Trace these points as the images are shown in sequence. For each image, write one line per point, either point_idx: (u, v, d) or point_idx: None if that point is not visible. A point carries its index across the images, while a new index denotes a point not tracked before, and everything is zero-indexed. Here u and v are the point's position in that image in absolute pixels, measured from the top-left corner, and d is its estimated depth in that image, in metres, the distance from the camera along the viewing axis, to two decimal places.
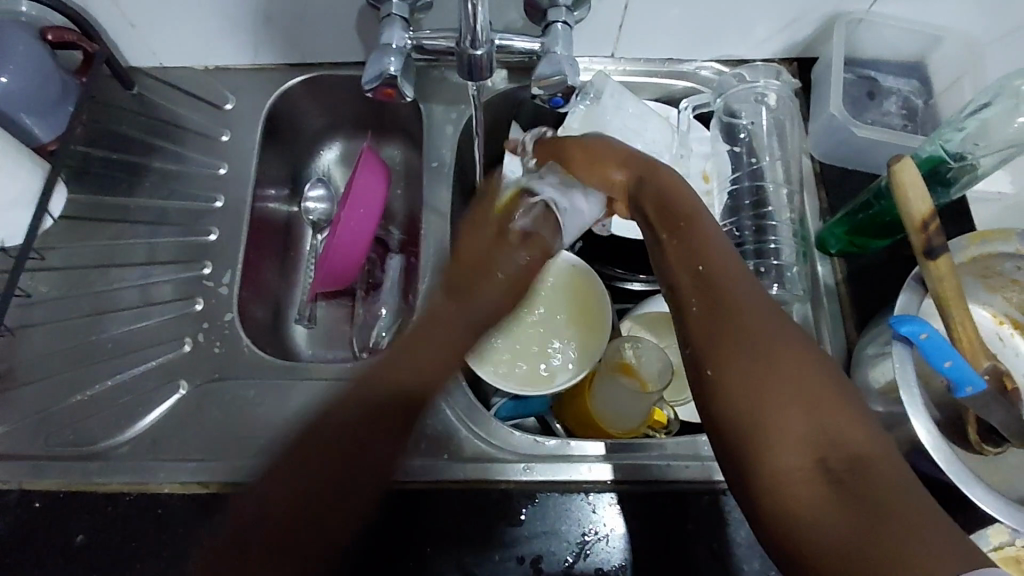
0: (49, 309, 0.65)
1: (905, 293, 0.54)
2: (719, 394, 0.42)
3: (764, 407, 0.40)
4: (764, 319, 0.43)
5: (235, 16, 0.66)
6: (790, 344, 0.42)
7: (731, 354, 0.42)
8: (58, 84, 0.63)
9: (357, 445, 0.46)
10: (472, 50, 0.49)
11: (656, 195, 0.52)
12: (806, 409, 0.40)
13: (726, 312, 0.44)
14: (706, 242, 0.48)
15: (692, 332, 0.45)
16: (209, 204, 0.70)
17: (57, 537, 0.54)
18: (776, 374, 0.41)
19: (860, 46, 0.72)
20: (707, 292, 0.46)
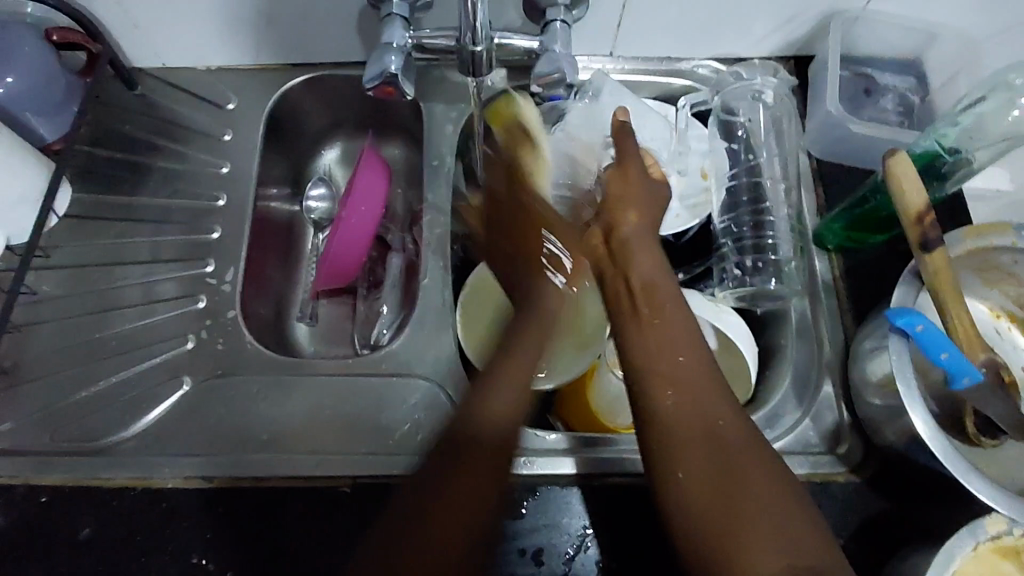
0: (52, 306, 0.65)
1: (902, 287, 0.54)
2: (692, 496, 0.46)
3: (741, 510, 0.44)
4: (736, 431, 0.49)
5: (239, 17, 0.67)
6: (755, 453, 0.48)
7: (702, 455, 0.47)
8: (62, 84, 0.63)
9: (444, 481, 0.47)
10: (472, 47, 0.50)
11: (643, 274, 0.57)
12: (775, 513, 0.44)
13: (699, 419, 0.49)
14: (676, 335, 0.54)
15: (666, 430, 0.49)
16: (212, 203, 0.71)
17: (64, 531, 0.55)
18: (747, 481, 0.46)
19: (857, 43, 0.72)
20: (686, 395, 0.51)
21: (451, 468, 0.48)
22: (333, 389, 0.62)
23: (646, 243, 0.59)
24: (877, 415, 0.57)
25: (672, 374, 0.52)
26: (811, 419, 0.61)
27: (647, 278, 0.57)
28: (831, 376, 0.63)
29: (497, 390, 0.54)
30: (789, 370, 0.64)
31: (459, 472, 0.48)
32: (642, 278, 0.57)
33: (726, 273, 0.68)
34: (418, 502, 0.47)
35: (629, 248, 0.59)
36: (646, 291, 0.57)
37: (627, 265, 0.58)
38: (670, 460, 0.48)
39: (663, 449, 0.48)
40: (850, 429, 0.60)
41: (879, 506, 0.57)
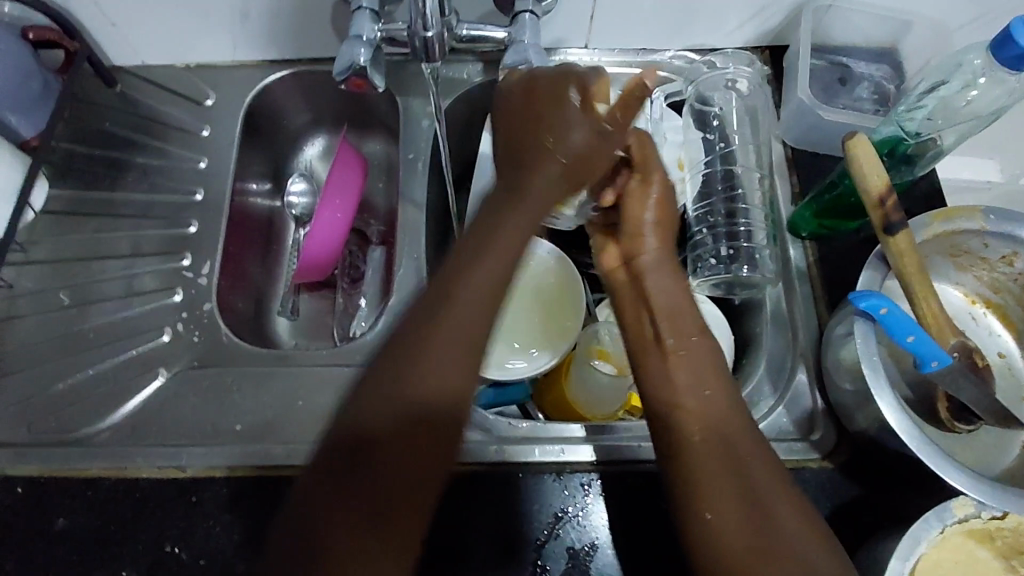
0: (32, 300, 0.66)
1: (868, 271, 0.55)
2: (720, 537, 0.44)
3: (769, 552, 0.43)
4: (752, 453, 0.48)
5: (213, 13, 0.67)
6: (775, 488, 0.46)
7: (726, 488, 0.46)
8: (40, 81, 0.64)
9: (352, 475, 0.41)
10: (424, 34, 0.52)
11: (671, 302, 0.56)
12: (803, 552, 0.43)
13: (723, 450, 0.48)
14: (700, 364, 0.53)
15: (695, 467, 0.47)
16: (190, 197, 0.71)
17: (39, 521, 0.55)
18: (772, 517, 0.44)
19: (830, 32, 0.73)
20: (713, 430, 0.49)
21: (354, 458, 0.42)
22: (309, 380, 0.62)
23: (669, 271, 0.58)
24: (848, 401, 0.57)
25: (696, 407, 0.51)
26: (785, 406, 0.61)
27: (671, 307, 0.56)
28: (805, 363, 0.62)
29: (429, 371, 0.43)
30: (763, 357, 0.64)
31: (374, 464, 0.42)
32: (665, 306, 0.56)
33: (703, 263, 0.68)
34: (343, 499, 0.41)
35: (656, 274, 0.58)
36: (671, 320, 0.56)
37: (644, 293, 0.58)
38: (694, 499, 0.46)
39: (686, 486, 0.47)
40: (824, 416, 0.60)
41: (851, 492, 0.57)
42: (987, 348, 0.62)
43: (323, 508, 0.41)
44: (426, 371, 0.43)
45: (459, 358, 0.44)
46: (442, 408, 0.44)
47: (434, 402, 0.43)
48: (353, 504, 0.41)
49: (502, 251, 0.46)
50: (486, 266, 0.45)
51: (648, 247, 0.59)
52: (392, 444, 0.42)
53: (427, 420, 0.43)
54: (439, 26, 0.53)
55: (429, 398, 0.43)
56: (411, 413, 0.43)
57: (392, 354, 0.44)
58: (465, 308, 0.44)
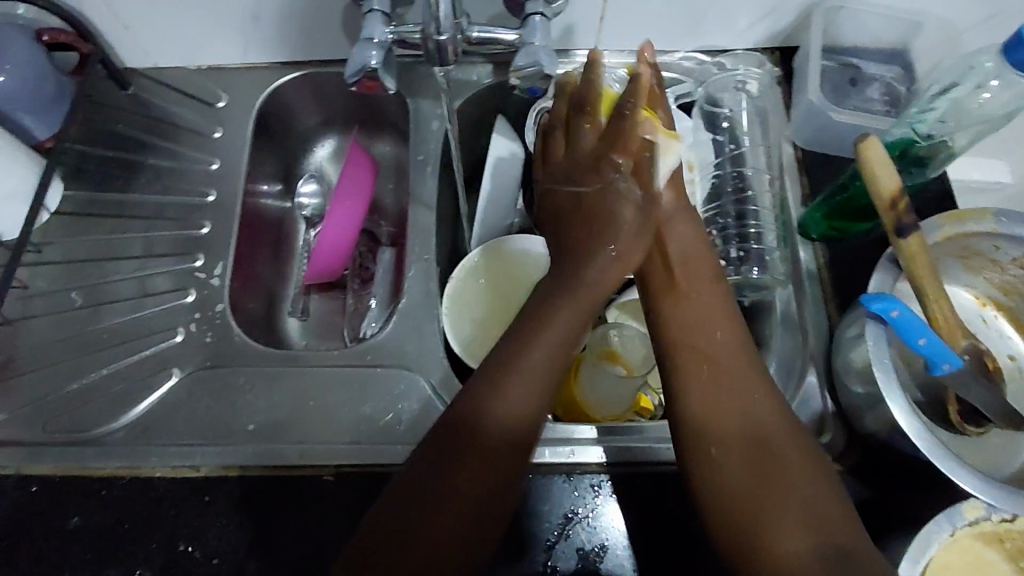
0: (46, 300, 0.67)
1: (879, 274, 0.55)
2: (719, 475, 0.46)
3: (770, 486, 0.45)
4: (768, 403, 0.49)
5: (226, 15, 0.68)
6: (787, 434, 0.48)
7: (727, 430, 0.48)
8: (54, 83, 0.65)
9: (446, 477, 0.46)
10: (437, 37, 0.52)
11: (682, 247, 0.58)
12: (803, 488, 0.45)
13: (733, 394, 0.50)
14: (713, 313, 0.55)
15: (698, 405, 0.50)
16: (202, 198, 0.72)
17: (55, 520, 0.56)
18: (773, 454, 0.46)
19: (840, 34, 0.72)
20: (719, 375, 0.51)
21: (450, 464, 0.47)
22: (321, 379, 0.63)
23: (682, 218, 0.60)
24: (858, 403, 0.57)
25: (703, 350, 0.52)
26: (795, 408, 0.61)
27: (685, 254, 0.58)
28: (815, 365, 0.62)
29: (512, 401, 0.49)
30: (773, 360, 0.64)
31: (459, 472, 0.47)
32: (680, 251, 0.58)
33: None
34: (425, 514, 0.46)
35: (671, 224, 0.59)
36: (684, 266, 0.57)
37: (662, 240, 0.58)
38: (699, 438, 0.48)
39: (691, 423, 0.49)
40: (834, 418, 0.60)
41: (861, 494, 0.57)
42: (998, 350, 0.62)
43: (405, 515, 0.45)
44: (511, 395, 0.49)
45: (534, 392, 0.49)
46: (513, 433, 0.48)
47: (498, 427, 0.48)
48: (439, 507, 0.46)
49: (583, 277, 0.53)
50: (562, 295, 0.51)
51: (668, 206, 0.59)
52: (475, 451, 0.47)
53: (508, 441, 0.48)
54: (452, 28, 0.53)
55: (502, 421, 0.48)
56: (503, 439, 0.48)
57: (484, 380, 0.49)
58: (556, 333, 0.50)
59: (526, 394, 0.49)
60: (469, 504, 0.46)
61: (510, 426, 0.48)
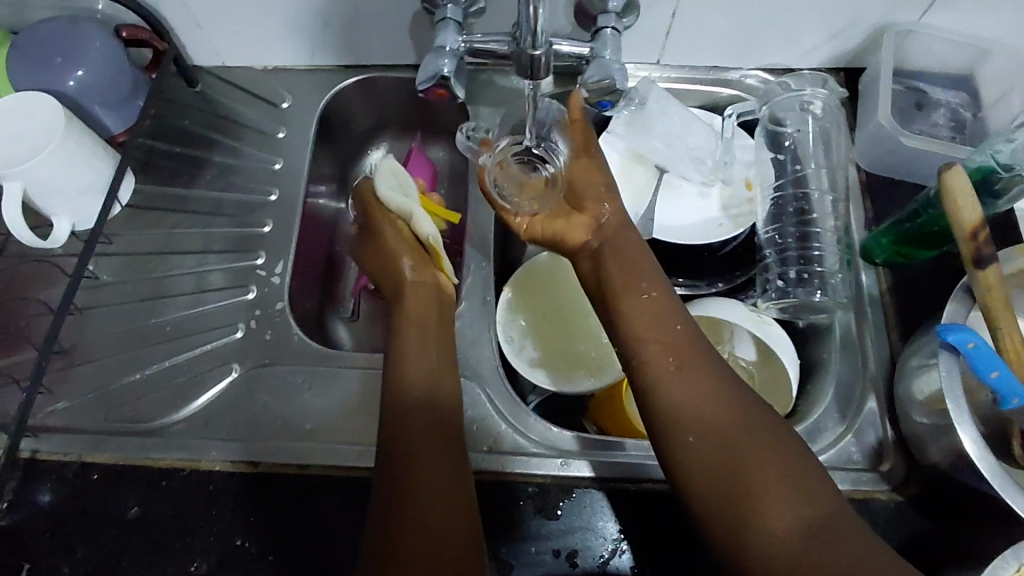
0: (111, 291, 0.68)
1: (952, 304, 0.54)
2: (698, 461, 0.48)
3: (740, 467, 0.46)
4: (731, 388, 0.50)
5: (298, 18, 0.69)
6: (751, 413, 0.49)
7: (699, 420, 0.49)
8: (129, 79, 0.66)
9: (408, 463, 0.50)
10: (533, 52, 0.51)
11: (621, 250, 0.59)
12: (777, 462, 0.46)
13: (706, 392, 0.50)
14: (667, 305, 0.55)
15: (666, 398, 0.51)
16: (264, 198, 0.73)
17: (113, 509, 0.57)
18: (742, 444, 0.47)
19: (909, 57, 0.72)
20: (682, 365, 0.52)
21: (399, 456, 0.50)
22: (375, 381, 0.63)
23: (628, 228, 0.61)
24: (923, 433, 0.56)
25: (666, 342, 0.53)
26: (854, 435, 0.61)
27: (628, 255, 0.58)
28: (875, 391, 0.62)
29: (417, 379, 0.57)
30: (831, 384, 0.63)
31: (409, 452, 0.51)
32: (622, 256, 0.59)
33: (769, 285, 0.68)
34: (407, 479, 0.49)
35: (614, 247, 0.59)
36: (624, 274, 0.57)
37: (604, 262, 0.59)
38: (677, 430, 0.49)
39: (663, 421, 0.50)
40: (894, 446, 0.60)
41: (921, 524, 0.56)
42: None
43: (386, 520, 0.47)
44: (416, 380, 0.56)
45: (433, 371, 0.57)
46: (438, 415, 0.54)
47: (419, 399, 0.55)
48: (405, 473, 0.49)
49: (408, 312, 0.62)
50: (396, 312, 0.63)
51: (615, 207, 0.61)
52: (404, 424, 0.53)
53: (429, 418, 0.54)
54: (547, 45, 0.52)
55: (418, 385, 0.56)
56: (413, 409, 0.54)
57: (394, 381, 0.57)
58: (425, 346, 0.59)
59: (426, 375, 0.57)
60: (419, 476, 0.49)
61: (431, 390, 0.56)
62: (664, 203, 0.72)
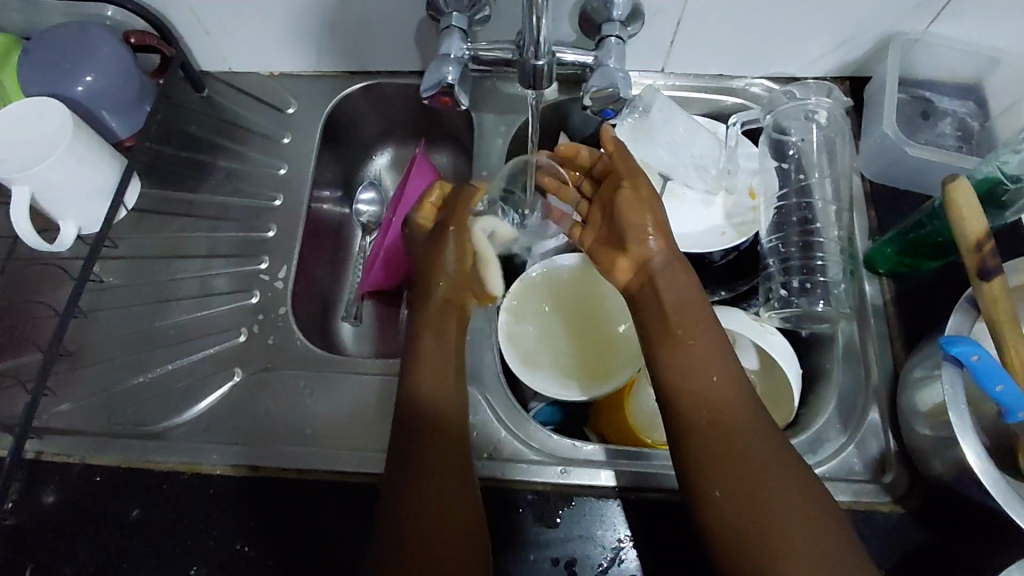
0: (116, 295, 0.68)
1: (956, 315, 0.54)
2: (726, 516, 0.48)
3: (771, 531, 0.46)
4: (766, 440, 0.51)
5: (304, 26, 0.69)
6: (785, 469, 0.49)
7: (733, 475, 0.49)
8: (137, 85, 0.66)
9: (413, 485, 0.51)
10: (534, 62, 0.51)
11: (666, 295, 0.57)
12: (809, 525, 0.46)
13: (741, 454, 0.50)
14: (710, 355, 0.55)
15: (697, 456, 0.51)
16: (269, 203, 0.73)
17: (115, 511, 0.57)
18: (773, 506, 0.47)
19: (915, 66, 0.72)
20: (720, 417, 0.52)
21: (407, 477, 0.51)
22: (377, 387, 0.63)
23: (680, 270, 0.58)
24: (925, 445, 0.56)
25: (705, 398, 0.53)
26: (857, 445, 0.60)
27: (677, 300, 0.57)
28: (878, 402, 0.61)
29: (430, 395, 0.56)
30: (834, 394, 0.63)
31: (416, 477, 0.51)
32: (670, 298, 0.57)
33: (773, 294, 0.67)
34: (403, 496, 0.50)
35: (663, 287, 0.58)
36: (663, 320, 0.57)
37: (644, 304, 0.59)
38: (708, 482, 0.49)
39: (692, 471, 0.50)
40: (896, 457, 0.59)
41: (924, 537, 0.56)
42: None
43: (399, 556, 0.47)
44: (430, 391, 0.56)
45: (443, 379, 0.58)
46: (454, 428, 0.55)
47: (432, 412, 0.55)
48: (417, 501, 0.50)
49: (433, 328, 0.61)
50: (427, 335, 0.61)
51: (658, 251, 0.58)
52: (427, 441, 0.53)
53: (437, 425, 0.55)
54: (550, 55, 0.52)
55: (430, 403, 0.56)
56: (428, 419, 0.55)
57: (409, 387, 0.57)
58: (432, 358, 0.59)
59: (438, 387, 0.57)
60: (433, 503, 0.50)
61: (446, 408, 0.56)
62: (667, 211, 0.71)
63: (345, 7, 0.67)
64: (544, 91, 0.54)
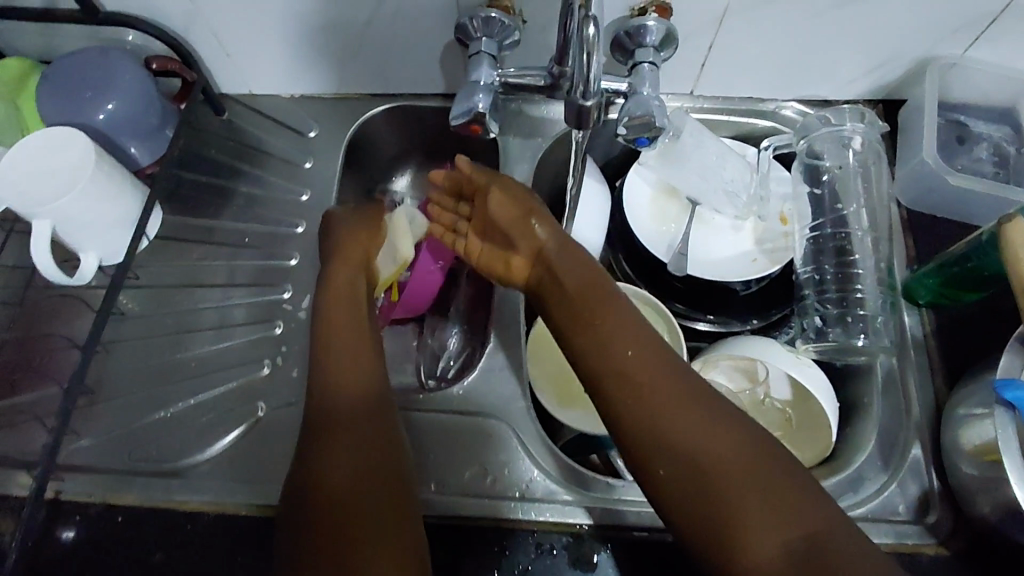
0: (136, 326, 0.67)
1: (1008, 355, 0.52)
2: (673, 487, 0.46)
3: (715, 485, 0.44)
4: (688, 395, 0.49)
5: (327, 49, 0.68)
6: (717, 419, 0.47)
7: (665, 443, 0.47)
8: (159, 112, 0.65)
9: (355, 517, 0.47)
10: (583, 102, 0.49)
11: (562, 277, 0.57)
12: (750, 470, 0.44)
13: (670, 420, 0.47)
14: (620, 334, 0.53)
15: (631, 435, 0.48)
16: (291, 229, 0.71)
17: (137, 554, 0.55)
18: (711, 459, 0.45)
19: (950, 90, 0.70)
20: (637, 390, 0.49)
21: (338, 518, 0.47)
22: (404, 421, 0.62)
23: (569, 246, 0.59)
24: (972, 486, 0.54)
25: (621, 373, 0.51)
26: (898, 484, 0.59)
27: (578, 280, 0.57)
28: (920, 439, 0.60)
29: (338, 387, 0.54)
30: (873, 431, 0.61)
31: (338, 524, 0.47)
32: (569, 275, 0.57)
33: (810, 324, 0.66)
34: (314, 487, 0.48)
35: (560, 264, 0.58)
36: (574, 303, 0.56)
37: (548, 291, 0.58)
38: (647, 458, 0.47)
39: (633, 451, 0.48)
40: (940, 497, 0.58)
41: None
42: None
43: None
44: (331, 392, 0.54)
45: (352, 378, 0.55)
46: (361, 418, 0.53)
47: (334, 410, 0.53)
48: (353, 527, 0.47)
49: (342, 332, 0.58)
50: (335, 353, 0.57)
51: (547, 239, 0.59)
52: (335, 439, 0.51)
53: (339, 418, 0.52)
54: (598, 95, 0.50)
55: (340, 397, 0.54)
56: (336, 414, 0.53)
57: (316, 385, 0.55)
58: (343, 367, 0.56)
59: (346, 385, 0.55)
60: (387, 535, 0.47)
61: (353, 406, 0.54)
62: (696, 235, 0.71)
63: (371, 31, 0.65)
64: (588, 131, 0.53)
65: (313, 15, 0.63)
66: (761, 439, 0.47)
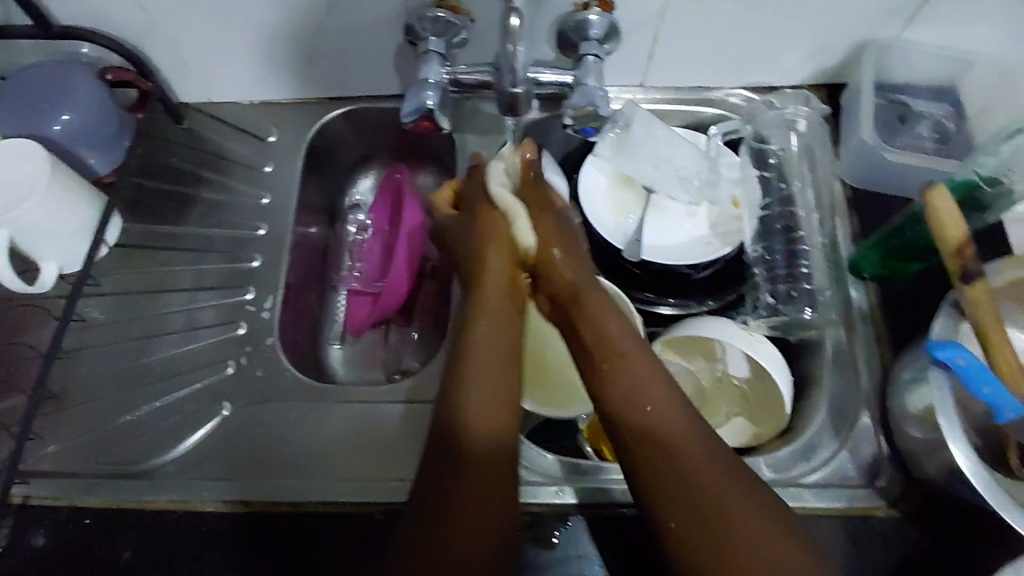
0: (100, 332, 0.68)
1: (941, 319, 0.54)
2: (683, 539, 0.47)
3: (722, 540, 0.46)
4: (704, 452, 0.50)
5: (282, 55, 0.69)
6: (729, 476, 0.49)
7: (676, 497, 0.48)
8: (115, 121, 0.66)
9: (459, 529, 0.48)
10: (513, 89, 0.52)
11: (584, 323, 0.57)
12: (756, 527, 0.47)
13: (684, 477, 0.49)
14: (638, 384, 0.53)
15: (646, 487, 0.49)
16: (253, 232, 0.73)
17: (106, 554, 0.56)
18: (723, 516, 0.47)
19: (891, 71, 0.72)
20: (652, 442, 0.50)
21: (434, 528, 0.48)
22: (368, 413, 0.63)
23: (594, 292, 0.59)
24: (917, 449, 0.56)
25: (642, 425, 0.51)
26: (848, 451, 0.60)
27: (600, 327, 0.56)
28: (869, 407, 0.61)
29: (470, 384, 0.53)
30: (824, 402, 0.62)
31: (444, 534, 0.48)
32: (593, 327, 0.57)
33: (761, 301, 0.68)
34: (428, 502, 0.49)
35: (580, 310, 0.58)
36: (598, 347, 0.56)
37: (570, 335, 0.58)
38: (658, 509, 0.48)
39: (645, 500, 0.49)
40: (889, 461, 0.59)
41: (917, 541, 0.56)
42: None
43: None
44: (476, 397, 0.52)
45: (491, 372, 0.54)
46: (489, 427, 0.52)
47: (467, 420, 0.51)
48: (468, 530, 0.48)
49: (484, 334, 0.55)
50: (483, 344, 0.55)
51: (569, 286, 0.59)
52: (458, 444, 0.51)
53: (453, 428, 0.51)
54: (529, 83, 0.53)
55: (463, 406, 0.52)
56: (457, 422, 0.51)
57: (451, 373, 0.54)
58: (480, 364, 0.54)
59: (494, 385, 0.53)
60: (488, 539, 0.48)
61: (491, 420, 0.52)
62: (652, 221, 0.72)
63: (323, 36, 0.67)
64: (523, 116, 0.55)
65: (263, 23, 0.65)
66: (767, 496, 0.49)
